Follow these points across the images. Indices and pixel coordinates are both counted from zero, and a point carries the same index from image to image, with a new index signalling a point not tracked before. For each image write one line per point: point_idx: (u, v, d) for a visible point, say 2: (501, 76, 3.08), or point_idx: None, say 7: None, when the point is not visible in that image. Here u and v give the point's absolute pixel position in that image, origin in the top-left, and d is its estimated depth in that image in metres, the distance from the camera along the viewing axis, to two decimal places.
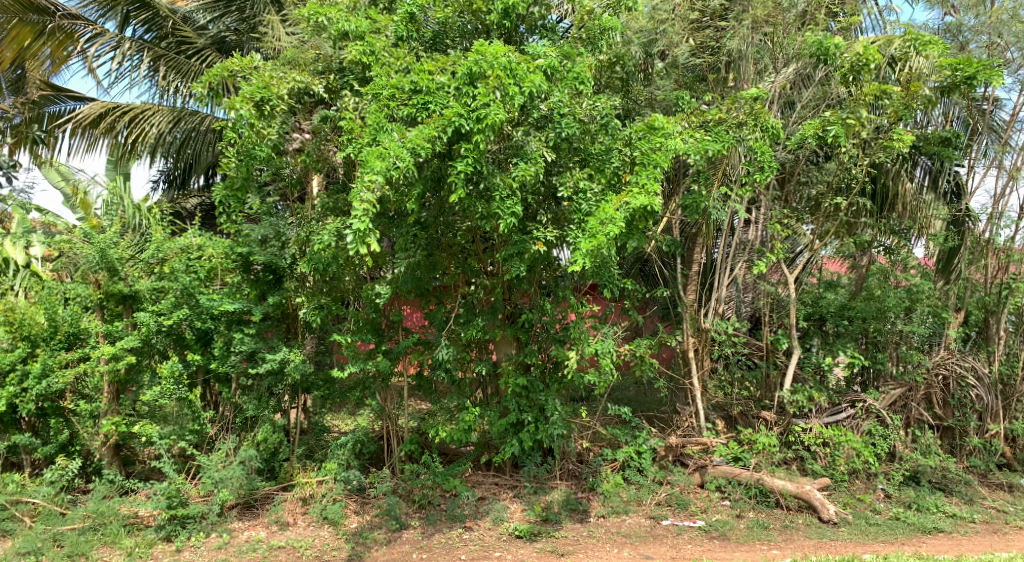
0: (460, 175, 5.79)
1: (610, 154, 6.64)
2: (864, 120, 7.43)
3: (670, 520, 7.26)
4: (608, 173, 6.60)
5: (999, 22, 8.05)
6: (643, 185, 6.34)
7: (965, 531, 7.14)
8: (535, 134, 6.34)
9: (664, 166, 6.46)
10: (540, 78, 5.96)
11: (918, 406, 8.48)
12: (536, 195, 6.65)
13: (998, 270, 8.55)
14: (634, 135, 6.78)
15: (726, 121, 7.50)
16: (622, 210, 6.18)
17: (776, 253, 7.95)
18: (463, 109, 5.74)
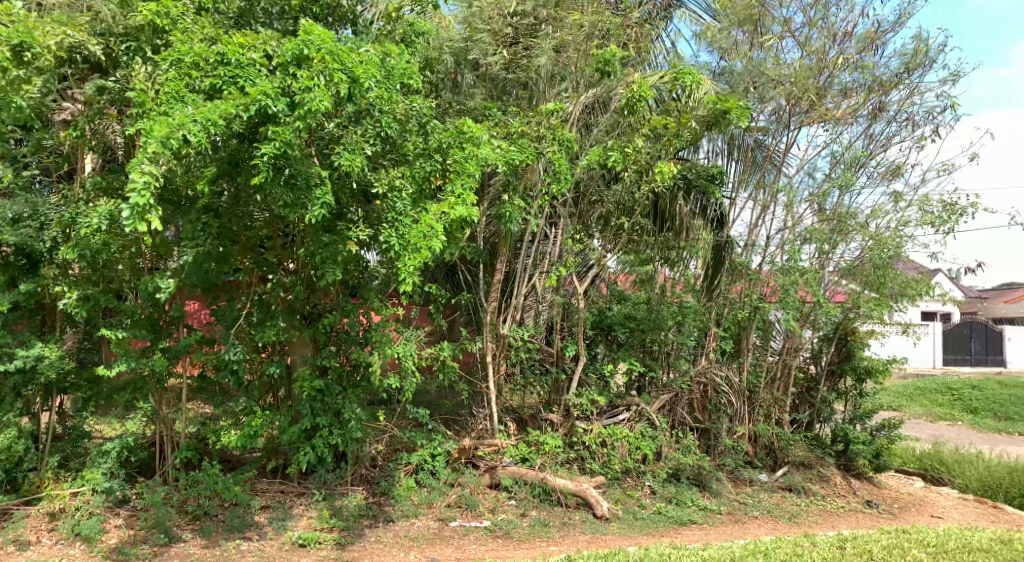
0: (263, 159, 5.43)
1: (424, 159, 6.67)
2: (638, 151, 8.10)
3: (458, 521, 7.37)
4: (426, 174, 6.65)
5: (755, 69, 8.97)
6: (459, 194, 6.55)
7: (712, 521, 8.06)
8: (352, 128, 6.17)
9: (477, 175, 6.70)
10: (369, 70, 5.90)
11: (682, 410, 9.40)
12: (346, 191, 6.27)
13: (750, 289, 9.47)
14: (443, 140, 6.77)
15: (527, 134, 7.85)
16: (439, 220, 6.36)
17: (568, 266, 8.49)
18: (273, 91, 5.47)
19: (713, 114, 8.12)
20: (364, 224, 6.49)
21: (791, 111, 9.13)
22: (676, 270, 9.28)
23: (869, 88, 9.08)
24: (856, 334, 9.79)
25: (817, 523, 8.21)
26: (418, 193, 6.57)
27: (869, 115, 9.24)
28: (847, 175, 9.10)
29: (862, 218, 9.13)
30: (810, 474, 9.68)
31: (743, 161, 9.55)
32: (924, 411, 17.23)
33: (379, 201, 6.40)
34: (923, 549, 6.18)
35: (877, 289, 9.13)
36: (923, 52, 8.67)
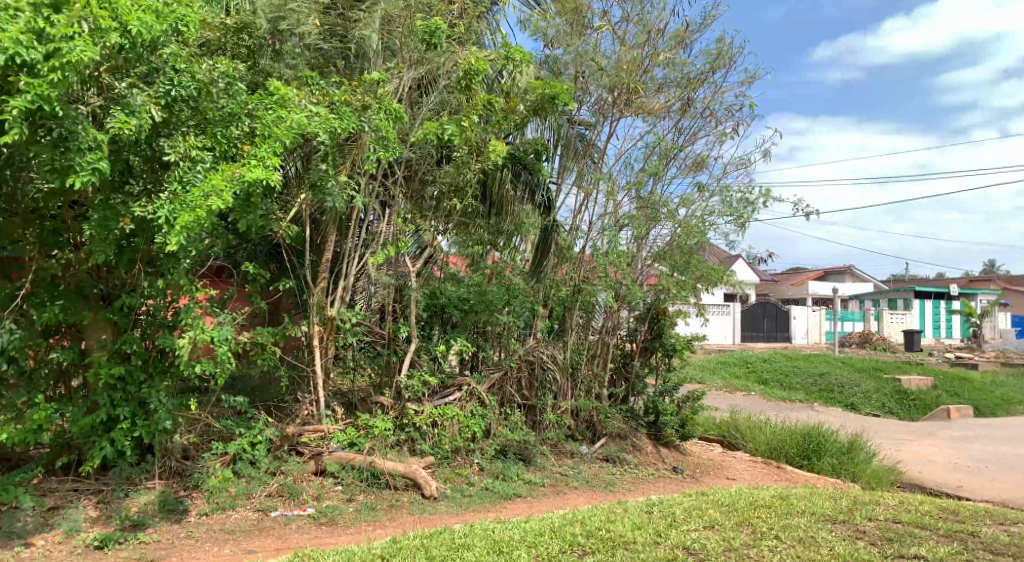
0: (11, 119, 4.84)
1: (231, 121, 6.16)
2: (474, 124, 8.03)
3: (279, 511, 7.05)
4: (228, 137, 6.13)
5: (583, 59, 9.36)
6: (260, 157, 6.00)
7: (537, 494, 8.34)
8: (144, 88, 5.70)
9: (286, 140, 6.15)
10: (150, 18, 5.44)
11: (511, 388, 9.58)
12: (137, 157, 5.88)
13: (574, 273, 9.87)
14: (254, 104, 6.31)
15: (351, 104, 7.33)
16: (231, 182, 5.78)
17: (399, 246, 8.32)
18: (21, 38, 4.82)
19: (541, 101, 8.46)
20: (146, 196, 5.94)
21: (610, 103, 9.59)
22: (505, 253, 9.44)
23: (679, 85, 9.71)
24: (666, 313, 10.54)
25: (631, 491, 8.76)
26: (218, 158, 6.06)
27: (681, 110, 9.84)
28: (658, 165, 9.74)
29: (672, 206, 9.76)
30: (626, 444, 10.34)
31: (566, 149, 9.80)
32: (724, 383, 18.98)
33: (172, 169, 5.87)
34: (718, 509, 6.78)
35: (684, 272, 9.80)
36: (726, 53, 9.36)
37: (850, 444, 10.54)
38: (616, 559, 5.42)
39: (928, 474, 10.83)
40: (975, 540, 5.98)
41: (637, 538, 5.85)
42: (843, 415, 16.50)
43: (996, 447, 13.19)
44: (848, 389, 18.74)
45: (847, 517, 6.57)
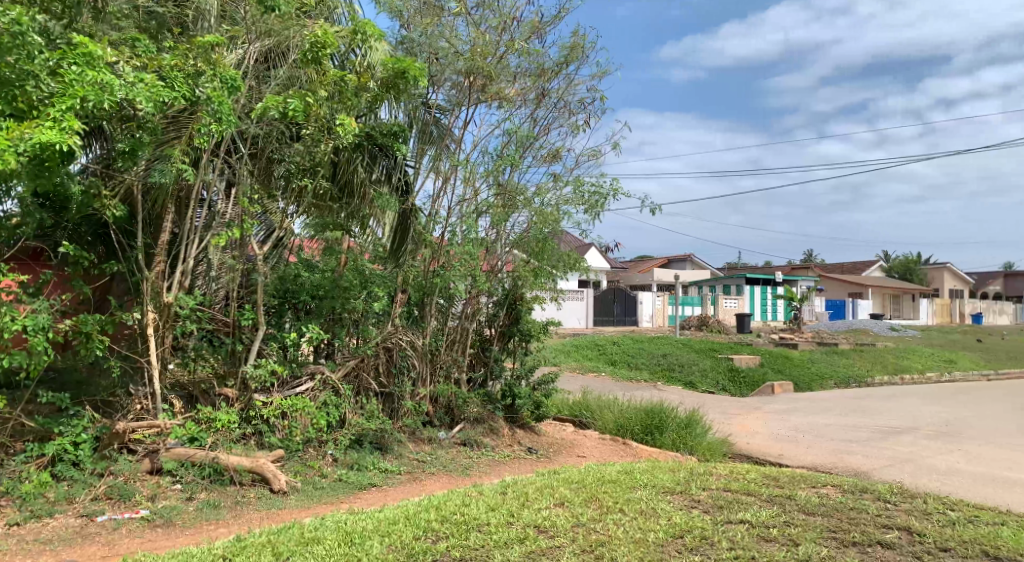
0: None
1: (27, 80, 5.77)
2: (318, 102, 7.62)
3: (107, 515, 6.51)
4: (24, 98, 5.80)
5: (437, 42, 9.29)
6: (56, 118, 5.64)
7: (392, 482, 8.24)
8: None
9: (88, 99, 5.74)
10: None
11: (367, 376, 9.35)
12: None
13: (431, 260, 9.76)
14: (55, 63, 5.93)
15: (183, 69, 6.73)
16: (21, 142, 5.45)
17: (245, 226, 7.86)
18: None
19: (392, 76, 8.14)
20: None
21: (465, 89, 9.59)
22: (364, 237, 9.25)
23: (533, 74, 9.87)
24: (523, 299, 10.63)
25: (486, 474, 8.87)
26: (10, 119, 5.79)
27: (535, 100, 10.01)
28: (514, 154, 9.85)
29: (529, 195, 9.89)
30: (482, 428, 10.44)
31: (421, 134, 9.56)
32: (577, 365, 19.73)
33: None
34: (568, 486, 7.02)
35: (539, 258, 10.03)
36: (579, 47, 9.61)
37: (687, 419, 11.25)
38: (468, 542, 5.46)
39: (755, 445, 11.79)
40: (792, 502, 6.58)
41: (490, 520, 5.93)
42: (683, 392, 17.64)
43: (812, 418, 14.60)
44: (688, 369, 20.05)
45: (684, 487, 7.02)
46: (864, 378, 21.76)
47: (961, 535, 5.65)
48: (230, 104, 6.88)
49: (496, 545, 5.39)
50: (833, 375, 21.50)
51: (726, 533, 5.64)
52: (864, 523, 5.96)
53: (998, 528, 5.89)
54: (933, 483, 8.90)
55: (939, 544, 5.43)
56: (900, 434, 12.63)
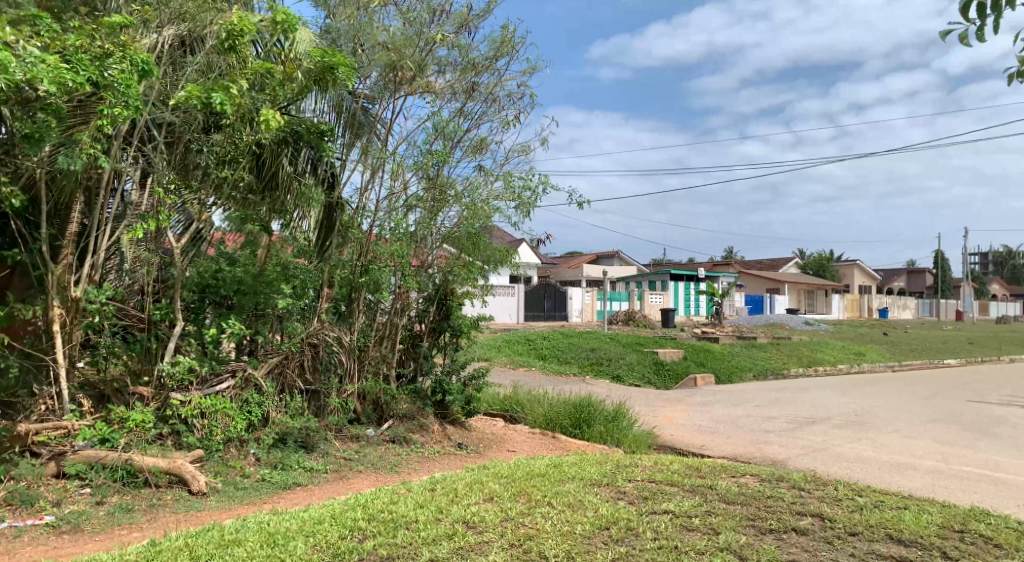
0: None
1: None
2: (240, 93, 7.41)
3: (7, 522, 6.15)
4: None
5: (361, 32, 9.14)
6: None
7: (318, 481, 8.07)
8: None
9: None
10: None
11: (292, 373, 9.10)
12: None
13: (361, 253, 9.49)
14: None
15: (89, 50, 6.39)
16: None
17: (161, 217, 7.53)
18: None
19: (320, 67, 7.93)
20: None
21: (394, 82, 9.44)
22: (289, 229, 8.90)
23: (463, 68, 9.81)
24: (455, 294, 10.47)
25: (414, 470, 8.80)
26: None
27: (465, 94, 9.95)
28: (444, 148, 9.78)
29: (459, 188, 9.84)
30: (411, 424, 10.34)
31: (349, 126, 9.36)
32: (507, 360, 19.80)
33: None
34: (497, 481, 7.04)
35: (471, 254, 10.07)
36: (509, 42, 9.61)
37: (614, 412, 11.48)
38: (396, 540, 5.41)
39: (678, 436, 12.12)
40: (713, 492, 6.79)
41: (418, 517, 5.88)
42: (610, 386, 17.96)
43: (732, 409, 15.11)
44: (615, 363, 20.41)
45: (610, 480, 7.15)
46: (781, 370, 22.65)
47: (868, 519, 5.96)
48: (140, 88, 6.60)
49: (424, 543, 5.35)
50: (751, 368, 22.31)
51: (651, 523, 5.77)
52: (780, 510, 6.20)
53: (901, 512, 6.24)
54: (843, 471, 9.34)
55: (848, 529, 5.70)
56: (813, 424, 13.21)
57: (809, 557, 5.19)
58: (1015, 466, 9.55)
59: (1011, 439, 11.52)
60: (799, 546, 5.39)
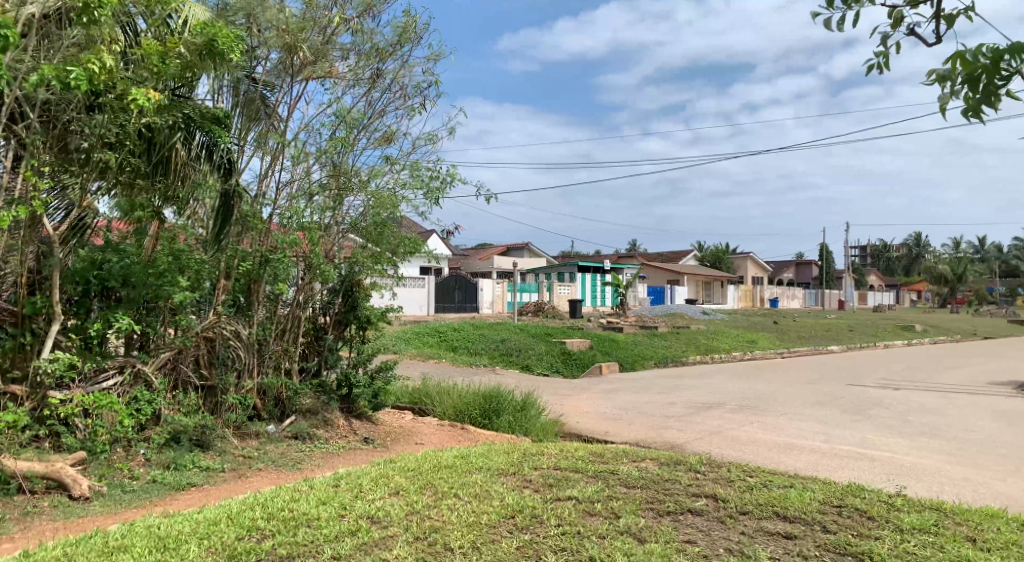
0: None
1: None
2: (115, 69, 6.91)
3: None
4: None
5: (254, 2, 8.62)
6: None
7: (215, 481, 7.76)
8: None
9: None
10: None
11: (186, 367, 8.75)
12: None
13: (264, 237, 9.23)
14: None
15: None
16: None
17: (38, 204, 7.00)
18: None
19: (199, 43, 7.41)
20: None
21: (292, 64, 9.12)
22: (183, 215, 8.45)
23: (366, 54, 9.60)
24: (362, 285, 10.24)
25: (318, 466, 8.59)
26: None
27: (369, 81, 9.74)
28: (348, 136, 9.54)
29: (364, 176, 9.64)
30: (316, 420, 10.09)
31: (246, 108, 8.96)
32: (416, 352, 19.66)
33: None
34: (403, 475, 6.99)
35: (378, 244, 9.88)
36: (412, 28, 9.50)
37: (523, 402, 11.60)
38: (296, 539, 5.28)
39: (584, 424, 12.39)
40: (615, 477, 6.98)
41: (321, 515, 5.74)
42: (519, 376, 18.16)
43: (635, 397, 15.57)
44: (525, 353, 20.65)
45: (516, 468, 7.23)
46: (681, 358, 23.52)
47: (758, 498, 6.28)
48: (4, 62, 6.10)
49: (327, 540, 5.26)
50: (653, 356, 23.06)
51: (555, 510, 5.87)
52: (677, 493, 6.45)
53: (787, 490, 6.61)
54: (736, 452, 9.81)
55: (739, 509, 5.99)
56: (710, 409, 13.80)
57: (703, 536, 5.42)
58: (888, 444, 10.30)
59: (885, 419, 12.42)
60: (694, 526, 5.62)
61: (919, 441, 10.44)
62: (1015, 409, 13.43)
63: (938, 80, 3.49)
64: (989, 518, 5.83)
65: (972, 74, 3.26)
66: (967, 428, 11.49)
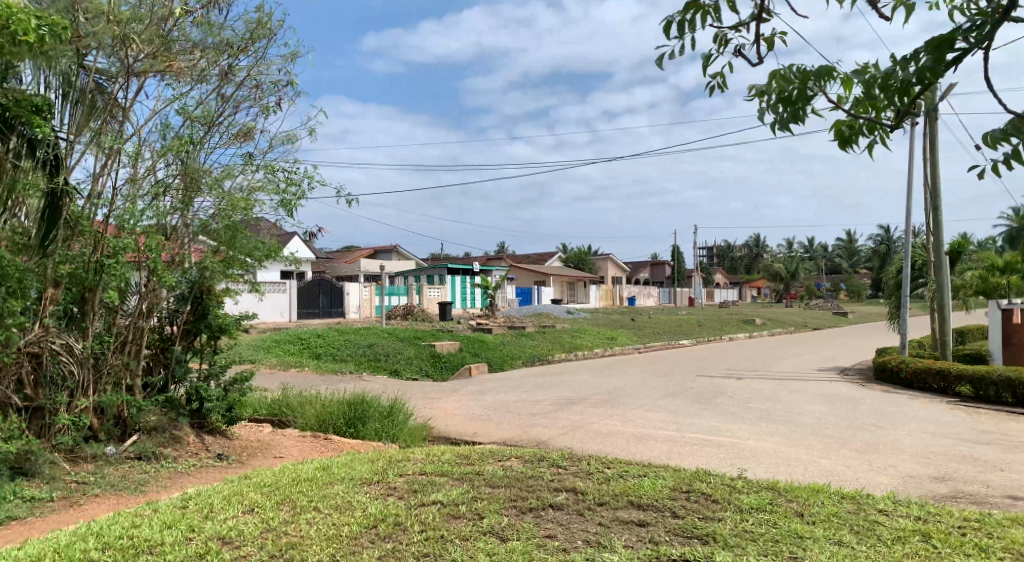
0: None
1: None
2: None
3: None
4: None
5: None
6: None
7: (40, 513, 7.06)
8: None
9: None
10: None
11: (5, 388, 7.99)
12: None
13: (95, 247, 8.33)
14: None
15: None
16: None
17: None
18: None
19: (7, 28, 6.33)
20: None
21: (128, 54, 8.20)
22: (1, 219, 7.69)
23: (215, 48, 8.81)
24: (214, 291, 9.70)
25: (164, 488, 8.02)
26: None
27: (219, 78, 9.02)
28: (192, 133, 8.94)
29: (215, 176, 9.01)
30: (162, 437, 9.42)
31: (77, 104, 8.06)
32: (277, 361, 18.88)
33: None
34: (261, 491, 6.69)
35: (230, 248, 9.29)
36: (265, 24, 9.08)
37: (389, 407, 11.39)
38: None
39: (453, 426, 12.40)
40: (479, 478, 7.05)
41: (165, 539, 5.40)
42: (386, 382, 17.88)
43: (503, 396, 15.77)
44: (393, 358, 20.36)
45: (381, 476, 7.12)
46: (546, 356, 24.09)
47: (614, 489, 6.55)
48: None
49: None
50: (521, 356, 23.45)
51: (419, 516, 5.84)
52: (539, 489, 6.60)
53: (641, 479, 6.94)
54: (596, 446, 10.18)
55: (597, 500, 6.23)
56: (573, 405, 14.23)
57: (563, 530, 5.58)
58: (731, 429, 11.08)
59: (729, 407, 13.33)
60: (555, 521, 5.77)
61: (758, 426, 11.30)
62: (839, 393, 14.83)
63: (759, 95, 3.78)
64: (816, 493, 6.41)
65: (786, 93, 3.61)
66: (799, 412, 12.56)
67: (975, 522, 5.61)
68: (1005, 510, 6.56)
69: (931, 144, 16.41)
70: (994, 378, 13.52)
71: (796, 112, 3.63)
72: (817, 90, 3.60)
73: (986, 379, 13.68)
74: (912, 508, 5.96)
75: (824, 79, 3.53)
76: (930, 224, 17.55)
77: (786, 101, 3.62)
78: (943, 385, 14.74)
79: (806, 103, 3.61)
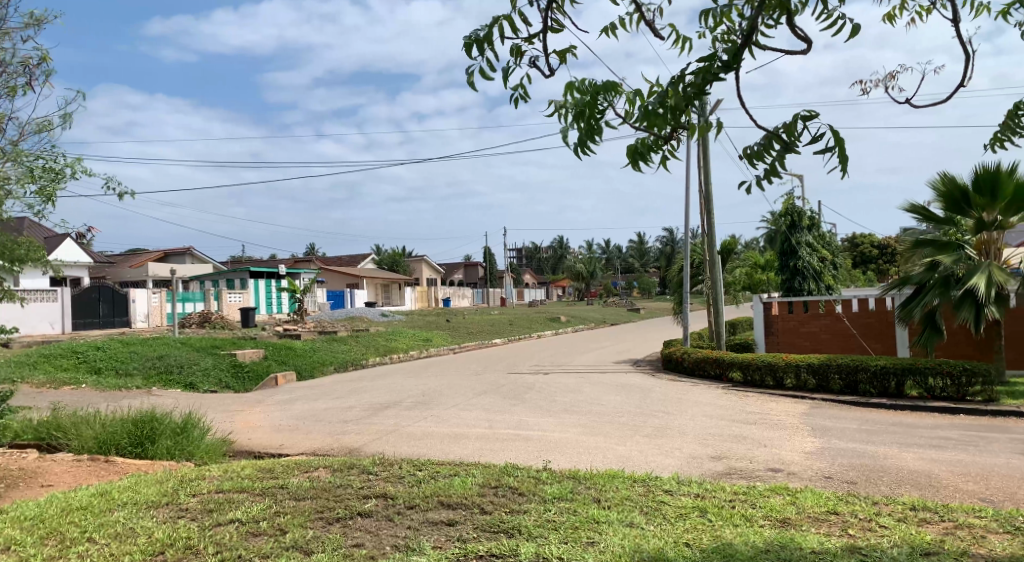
0: None
1: None
2: None
3: None
4: None
5: None
6: None
7: None
8: None
9: None
10: None
11: None
12: None
13: None
14: None
15: None
16: None
17: None
18: None
19: None
20: None
21: None
22: None
23: None
24: None
25: None
26: None
27: None
28: None
29: None
30: None
31: None
32: (48, 379, 16.74)
33: None
34: (18, 526, 5.87)
35: None
36: None
37: (182, 423, 10.51)
38: None
39: (256, 440, 11.71)
40: (283, 492, 6.73)
41: None
42: (180, 395, 16.52)
43: (312, 404, 15.20)
44: (188, 369, 18.85)
45: (170, 498, 6.55)
46: (358, 361, 23.60)
47: (425, 491, 6.55)
48: None
49: None
50: (333, 361, 22.78)
51: (214, 537, 5.46)
52: (347, 497, 6.45)
53: (451, 479, 7.01)
54: (409, 449, 10.13)
55: (406, 504, 6.20)
56: (385, 409, 14.03)
57: (371, 537, 5.48)
58: (536, 423, 11.54)
59: (536, 401, 13.87)
60: (363, 529, 5.66)
61: (562, 419, 11.85)
62: (632, 383, 15.98)
63: (556, 110, 3.93)
64: (611, 479, 6.85)
65: (580, 110, 3.81)
66: (598, 403, 13.34)
67: (744, 495, 6.29)
68: (768, 481, 7.42)
69: (704, 156, 18.18)
70: (759, 364, 15.26)
71: (591, 127, 3.84)
72: (605, 107, 3.84)
73: (752, 365, 15.40)
74: (692, 486, 6.56)
75: (611, 94, 3.77)
76: (705, 228, 19.45)
77: (581, 115, 3.82)
78: (718, 371, 16.38)
79: (597, 118, 3.83)
